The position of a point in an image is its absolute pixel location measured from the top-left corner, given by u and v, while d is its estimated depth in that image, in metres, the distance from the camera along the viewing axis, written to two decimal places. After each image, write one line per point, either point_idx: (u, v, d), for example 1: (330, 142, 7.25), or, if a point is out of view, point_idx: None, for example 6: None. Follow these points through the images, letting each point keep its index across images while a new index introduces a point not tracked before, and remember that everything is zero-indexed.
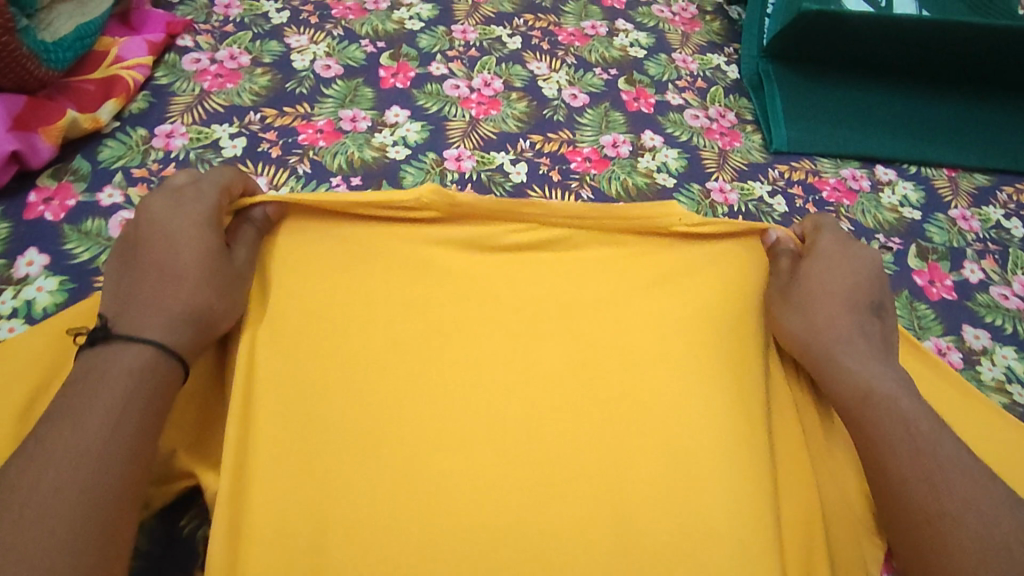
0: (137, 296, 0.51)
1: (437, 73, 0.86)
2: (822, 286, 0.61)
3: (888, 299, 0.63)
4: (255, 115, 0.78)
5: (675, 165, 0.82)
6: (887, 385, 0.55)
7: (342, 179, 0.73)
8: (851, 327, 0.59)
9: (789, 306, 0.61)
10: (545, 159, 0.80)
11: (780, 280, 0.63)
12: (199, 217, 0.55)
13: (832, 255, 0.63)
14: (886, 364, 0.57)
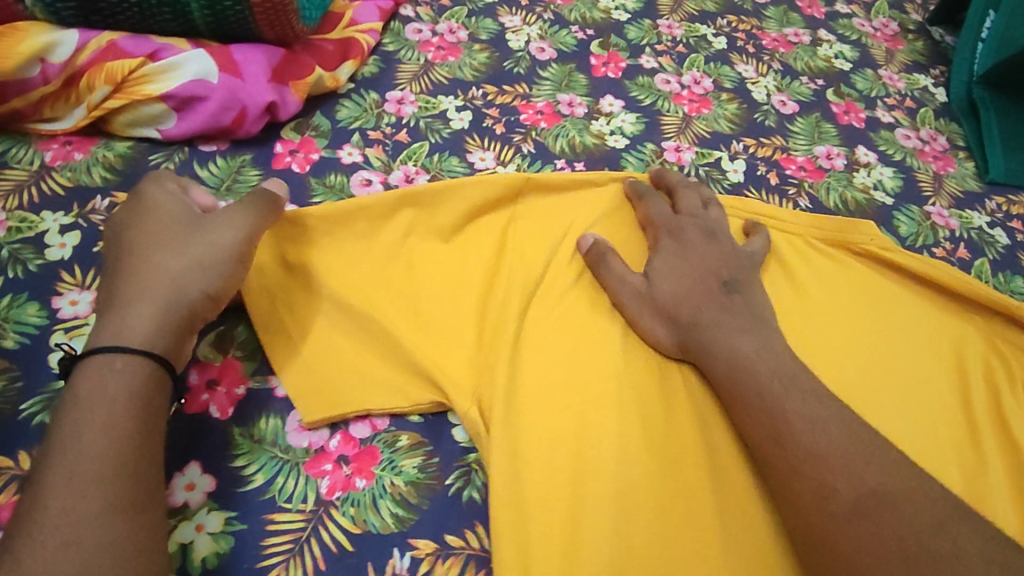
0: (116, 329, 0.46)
1: (647, 66, 0.85)
2: (672, 280, 0.60)
3: (741, 274, 0.61)
4: (477, 91, 0.78)
5: (891, 184, 0.79)
6: (759, 361, 0.54)
7: (566, 162, 0.73)
8: (703, 309, 0.58)
9: (650, 307, 0.59)
10: (761, 163, 0.78)
11: (631, 280, 0.60)
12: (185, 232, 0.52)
13: (679, 248, 0.62)
14: (750, 334, 0.56)
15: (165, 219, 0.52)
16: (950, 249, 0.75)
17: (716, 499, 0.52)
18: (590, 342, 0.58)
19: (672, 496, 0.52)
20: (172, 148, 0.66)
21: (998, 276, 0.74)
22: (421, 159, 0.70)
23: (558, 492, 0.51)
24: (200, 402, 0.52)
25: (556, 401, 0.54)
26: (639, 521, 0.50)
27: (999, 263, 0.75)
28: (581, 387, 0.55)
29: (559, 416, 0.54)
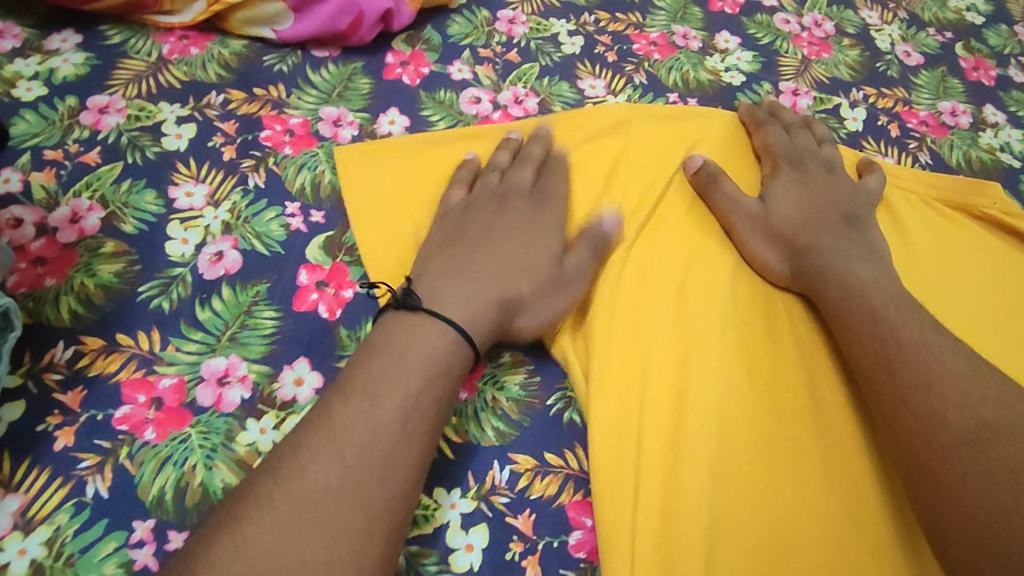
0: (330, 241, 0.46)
1: (766, 3, 0.81)
2: (789, 215, 0.58)
3: (860, 211, 0.59)
4: (590, 17, 0.75)
5: (1019, 148, 0.75)
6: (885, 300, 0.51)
7: (678, 97, 0.70)
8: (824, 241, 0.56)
9: (765, 235, 0.57)
10: (881, 114, 0.74)
11: (745, 204, 0.58)
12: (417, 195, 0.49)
13: (799, 180, 0.61)
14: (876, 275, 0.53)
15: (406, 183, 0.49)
16: None
17: (823, 442, 0.51)
18: (699, 278, 0.56)
19: (779, 434, 0.50)
20: (285, 51, 0.65)
21: None
22: (530, 81, 0.68)
23: (660, 416, 0.50)
24: (309, 300, 0.51)
25: (661, 329, 0.53)
26: (744, 453, 0.49)
27: None
28: (690, 323, 0.53)
29: (666, 350, 0.52)
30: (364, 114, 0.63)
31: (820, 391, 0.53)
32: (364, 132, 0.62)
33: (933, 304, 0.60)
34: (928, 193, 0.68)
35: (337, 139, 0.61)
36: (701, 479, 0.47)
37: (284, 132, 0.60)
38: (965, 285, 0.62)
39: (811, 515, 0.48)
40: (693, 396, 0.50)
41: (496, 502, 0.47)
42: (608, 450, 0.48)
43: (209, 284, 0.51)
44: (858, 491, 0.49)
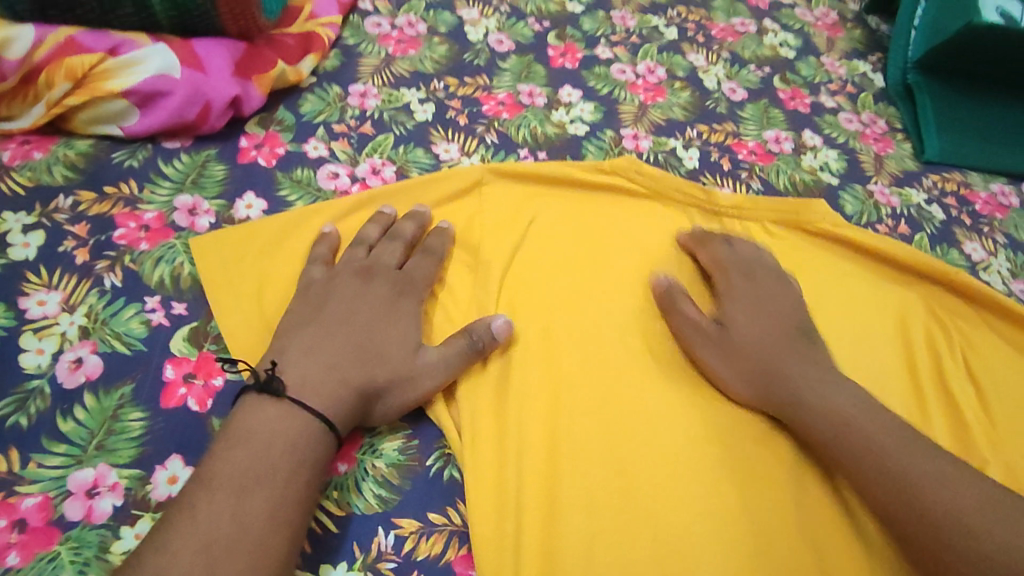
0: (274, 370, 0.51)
1: (603, 56, 0.88)
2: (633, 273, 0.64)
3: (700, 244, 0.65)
4: (439, 83, 0.79)
5: (836, 165, 0.83)
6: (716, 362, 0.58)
7: (529, 151, 0.75)
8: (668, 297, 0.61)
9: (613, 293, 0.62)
10: (714, 148, 0.81)
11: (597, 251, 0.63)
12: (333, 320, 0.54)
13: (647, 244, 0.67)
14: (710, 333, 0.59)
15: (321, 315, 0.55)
16: (892, 225, 0.79)
17: (692, 453, 0.54)
18: (564, 330, 0.59)
19: (648, 454, 0.53)
20: (135, 146, 0.65)
21: (937, 249, 0.78)
22: (386, 151, 0.71)
23: (534, 457, 0.53)
24: (176, 395, 0.51)
25: (527, 374, 0.56)
26: (615, 479, 0.52)
27: (936, 237, 0.79)
28: (559, 378, 0.56)
29: (543, 402, 0.55)
30: (221, 201, 0.63)
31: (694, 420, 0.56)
32: (222, 218, 0.62)
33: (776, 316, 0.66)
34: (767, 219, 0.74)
35: (195, 229, 0.61)
36: (576, 511, 0.50)
37: (140, 229, 0.60)
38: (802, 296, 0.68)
39: (685, 526, 0.50)
40: (565, 445, 0.53)
41: (382, 569, 0.48)
42: (485, 497, 0.51)
43: (69, 395, 0.50)
44: (731, 496, 0.52)
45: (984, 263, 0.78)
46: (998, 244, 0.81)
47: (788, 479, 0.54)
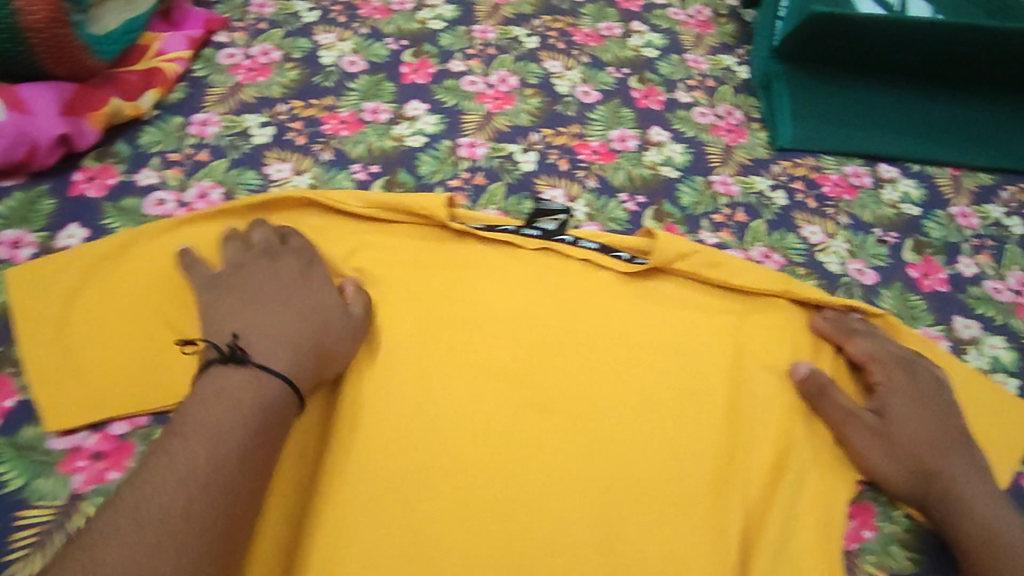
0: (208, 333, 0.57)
1: (455, 69, 0.91)
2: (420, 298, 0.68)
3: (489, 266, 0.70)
4: (283, 106, 0.83)
5: (680, 160, 0.85)
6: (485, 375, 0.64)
7: (362, 167, 0.78)
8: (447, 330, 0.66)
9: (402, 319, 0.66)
10: (555, 151, 0.84)
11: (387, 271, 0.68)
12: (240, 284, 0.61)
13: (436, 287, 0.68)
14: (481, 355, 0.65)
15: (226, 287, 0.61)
16: (728, 214, 0.81)
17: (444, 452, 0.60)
18: (349, 342, 0.64)
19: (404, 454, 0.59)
20: None
21: (773, 235, 0.80)
22: (217, 175, 0.75)
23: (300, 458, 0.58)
24: None
25: (305, 383, 0.61)
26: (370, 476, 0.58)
27: (774, 223, 0.81)
28: (342, 398, 0.61)
29: (331, 421, 0.59)
30: (44, 233, 0.68)
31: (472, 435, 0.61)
32: (43, 248, 0.66)
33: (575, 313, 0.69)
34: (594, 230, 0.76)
35: (15, 260, 0.65)
36: (329, 507, 0.56)
37: None
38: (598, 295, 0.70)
39: (424, 518, 0.56)
40: (348, 465, 0.58)
41: None
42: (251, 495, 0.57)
43: None
44: (472, 487, 0.58)
45: (822, 245, 0.80)
46: (839, 226, 0.82)
47: (547, 474, 0.60)
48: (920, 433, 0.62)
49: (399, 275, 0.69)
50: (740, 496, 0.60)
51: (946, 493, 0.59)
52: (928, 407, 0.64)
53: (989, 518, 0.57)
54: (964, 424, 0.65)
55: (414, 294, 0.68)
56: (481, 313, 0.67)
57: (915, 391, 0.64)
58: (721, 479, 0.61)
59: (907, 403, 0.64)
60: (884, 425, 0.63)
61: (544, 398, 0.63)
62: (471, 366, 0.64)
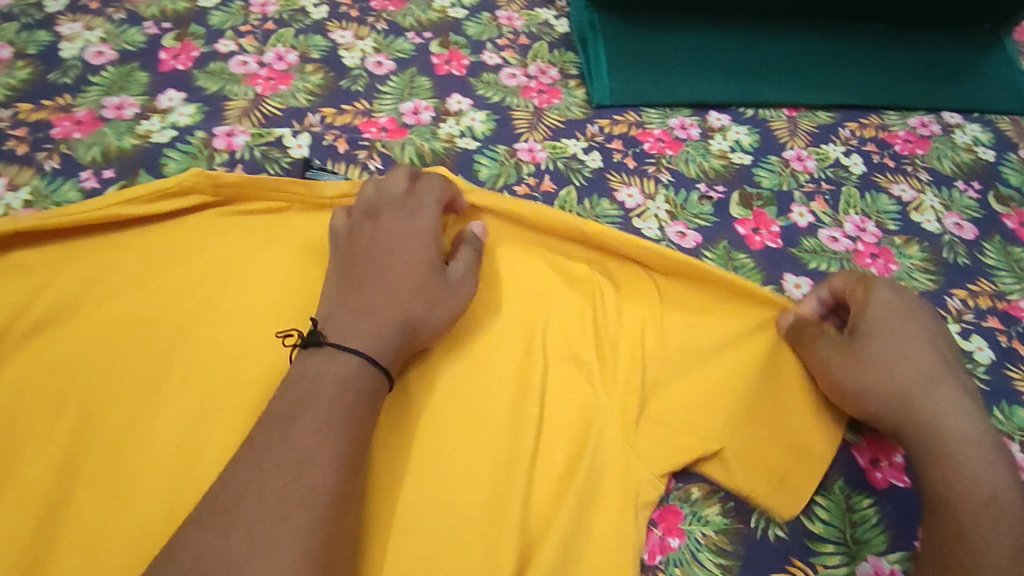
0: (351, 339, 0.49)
1: (223, 50, 0.80)
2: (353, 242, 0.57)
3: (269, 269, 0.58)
4: (7, 112, 0.72)
5: (481, 129, 0.76)
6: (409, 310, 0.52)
7: (92, 172, 0.69)
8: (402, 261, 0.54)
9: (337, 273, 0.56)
10: (334, 132, 0.74)
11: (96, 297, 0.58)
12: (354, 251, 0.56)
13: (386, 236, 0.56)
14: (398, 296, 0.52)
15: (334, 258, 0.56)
16: (533, 184, 0.72)
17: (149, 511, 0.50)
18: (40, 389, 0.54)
19: (100, 517, 0.50)
20: None
21: (583, 203, 0.71)
22: None
23: None
24: None
25: None
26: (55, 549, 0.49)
27: (585, 189, 0.72)
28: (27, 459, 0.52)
29: (17, 495, 0.50)
30: None
31: (191, 485, 0.51)
32: None
33: None
34: None
35: None
36: None
37: None
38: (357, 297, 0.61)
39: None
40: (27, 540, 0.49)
41: None
42: None
43: None
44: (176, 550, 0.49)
45: (639, 209, 0.71)
46: (659, 185, 0.73)
47: None
48: (889, 354, 0.54)
49: (118, 296, 0.58)
50: (504, 518, 0.50)
51: (917, 427, 0.52)
52: (922, 326, 0.56)
53: (961, 452, 0.50)
54: (954, 343, 0.57)
55: (132, 318, 0.58)
56: (213, 333, 0.58)
57: (902, 309, 0.56)
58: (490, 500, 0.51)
59: (876, 321, 0.56)
60: (856, 346, 0.55)
61: None
62: (197, 398, 0.55)
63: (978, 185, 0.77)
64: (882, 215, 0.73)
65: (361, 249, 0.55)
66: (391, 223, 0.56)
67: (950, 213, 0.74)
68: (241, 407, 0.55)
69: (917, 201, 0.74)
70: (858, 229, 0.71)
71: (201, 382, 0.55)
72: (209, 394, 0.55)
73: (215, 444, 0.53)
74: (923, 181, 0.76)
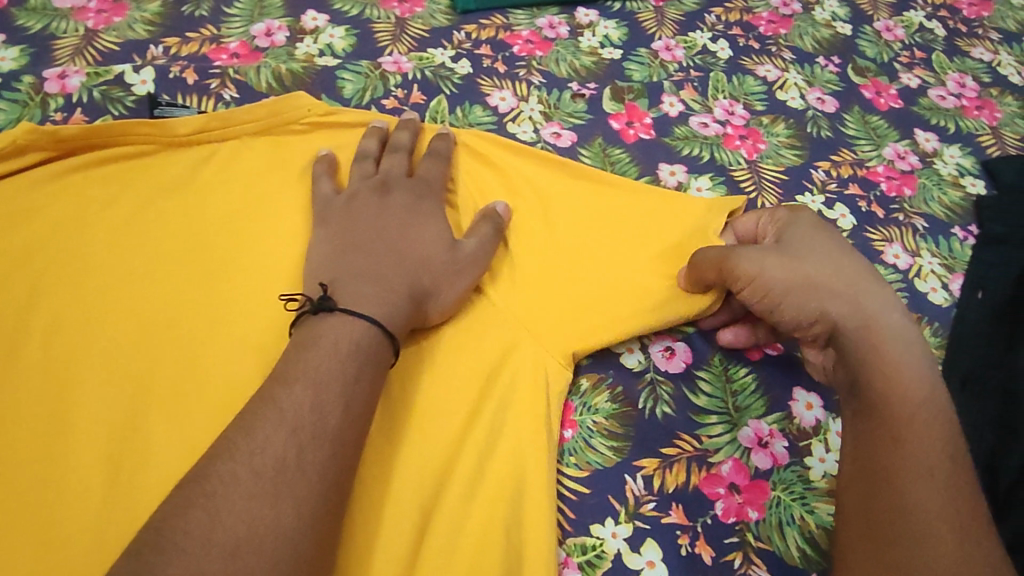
0: (355, 292, 0.50)
1: None
2: (342, 210, 0.57)
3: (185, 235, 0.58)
4: None
5: (342, 46, 0.72)
6: (415, 268, 0.53)
7: None
8: (399, 223, 0.56)
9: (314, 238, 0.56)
10: (181, 63, 0.69)
11: None
12: (355, 210, 0.57)
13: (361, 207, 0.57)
14: (407, 256, 0.54)
15: (327, 222, 0.57)
16: (402, 96, 0.69)
17: (29, 477, 0.48)
18: None
19: None
20: None
21: (455, 112, 0.69)
22: None
23: None
24: None
25: None
26: None
27: (456, 97, 0.70)
28: None
29: None
30: None
31: (71, 446, 0.49)
32: None
33: (202, 259, 0.57)
34: (243, 144, 0.63)
35: None
36: None
37: None
38: (230, 232, 0.58)
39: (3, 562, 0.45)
40: None
41: None
42: None
43: None
44: (65, 509, 0.47)
45: (512, 113, 0.70)
46: (531, 87, 0.72)
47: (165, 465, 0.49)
48: (816, 261, 0.54)
49: None
50: (399, 436, 0.51)
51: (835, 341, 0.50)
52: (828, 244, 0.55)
53: (899, 345, 0.49)
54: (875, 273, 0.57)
55: None
56: (75, 289, 0.54)
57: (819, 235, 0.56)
58: (388, 417, 0.51)
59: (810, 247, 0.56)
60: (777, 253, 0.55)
61: (153, 379, 0.52)
62: (64, 357, 0.52)
63: (837, 59, 0.79)
64: (749, 97, 0.74)
65: (369, 216, 0.56)
66: (393, 198, 0.58)
67: (813, 88, 0.76)
68: (115, 360, 0.52)
69: (781, 79, 0.76)
70: (728, 112, 0.73)
71: (67, 341, 0.52)
72: (77, 352, 0.52)
73: (91, 398, 0.51)
74: (787, 61, 0.78)
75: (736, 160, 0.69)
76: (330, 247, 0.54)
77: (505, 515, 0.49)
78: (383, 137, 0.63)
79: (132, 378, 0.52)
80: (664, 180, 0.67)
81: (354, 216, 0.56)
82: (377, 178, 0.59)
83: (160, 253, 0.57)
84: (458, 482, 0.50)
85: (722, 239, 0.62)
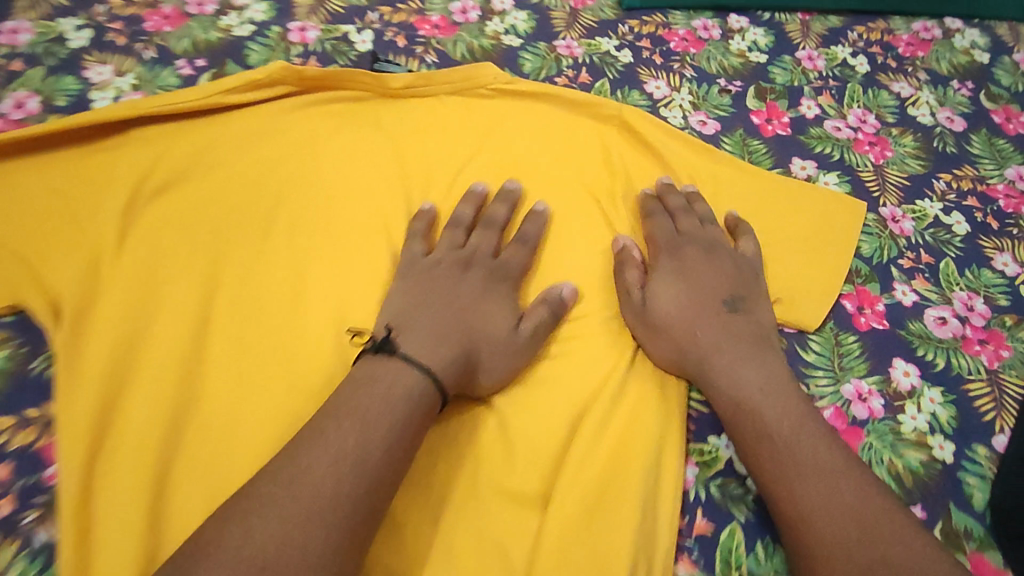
0: (414, 343, 0.54)
1: None
2: (398, 301, 0.59)
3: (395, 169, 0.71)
4: (101, 5, 0.79)
5: (524, 28, 0.84)
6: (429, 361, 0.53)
7: (186, 61, 0.77)
8: (488, 300, 0.60)
9: (395, 289, 0.61)
10: (392, 28, 0.82)
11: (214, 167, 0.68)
12: (444, 279, 0.61)
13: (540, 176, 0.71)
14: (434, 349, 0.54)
15: (423, 280, 0.61)
16: (572, 76, 0.80)
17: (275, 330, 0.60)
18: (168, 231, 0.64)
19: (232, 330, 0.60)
20: None
21: (616, 93, 0.80)
22: (32, 84, 0.71)
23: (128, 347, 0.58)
24: None
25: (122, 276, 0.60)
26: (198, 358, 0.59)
27: (618, 81, 0.81)
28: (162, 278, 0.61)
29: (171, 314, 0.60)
30: None
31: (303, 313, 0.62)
32: None
33: (406, 189, 0.70)
34: (442, 101, 0.76)
35: None
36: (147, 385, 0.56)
37: None
38: (432, 175, 0.71)
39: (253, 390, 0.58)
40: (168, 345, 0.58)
41: None
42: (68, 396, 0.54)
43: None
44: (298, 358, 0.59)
45: (666, 99, 0.80)
46: (684, 79, 0.82)
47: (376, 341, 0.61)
48: (675, 321, 0.61)
49: (229, 166, 0.68)
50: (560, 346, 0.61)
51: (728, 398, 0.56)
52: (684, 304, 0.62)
53: (750, 410, 0.55)
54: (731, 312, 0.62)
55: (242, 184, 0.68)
56: (308, 198, 0.68)
57: (684, 268, 0.64)
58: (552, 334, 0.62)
59: (673, 272, 0.64)
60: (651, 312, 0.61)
61: (365, 275, 0.64)
62: (298, 249, 0.65)
63: (971, 84, 0.85)
64: (882, 109, 0.82)
65: (440, 291, 0.60)
66: (472, 280, 0.61)
67: (943, 108, 0.83)
68: (337, 256, 0.65)
69: (914, 96, 0.83)
70: (860, 120, 0.80)
71: (301, 236, 0.66)
72: (308, 245, 0.65)
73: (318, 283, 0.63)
74: (921, 80, 0.85)
75: (864, 162, 0.77)
76: (386, 312, 0.58)
77: (647, 414, 0.58)
78: (481, 204, 0.68)
79: (349, 272, 0.64)
80: (795, 172, 0.75)
81: (431, 282, 0.61)
82: (463, 252, 0.64)
83: (373, 179, 0.70)
84: (608, 388, 0.59)
85: (842, 228, 0.70)
